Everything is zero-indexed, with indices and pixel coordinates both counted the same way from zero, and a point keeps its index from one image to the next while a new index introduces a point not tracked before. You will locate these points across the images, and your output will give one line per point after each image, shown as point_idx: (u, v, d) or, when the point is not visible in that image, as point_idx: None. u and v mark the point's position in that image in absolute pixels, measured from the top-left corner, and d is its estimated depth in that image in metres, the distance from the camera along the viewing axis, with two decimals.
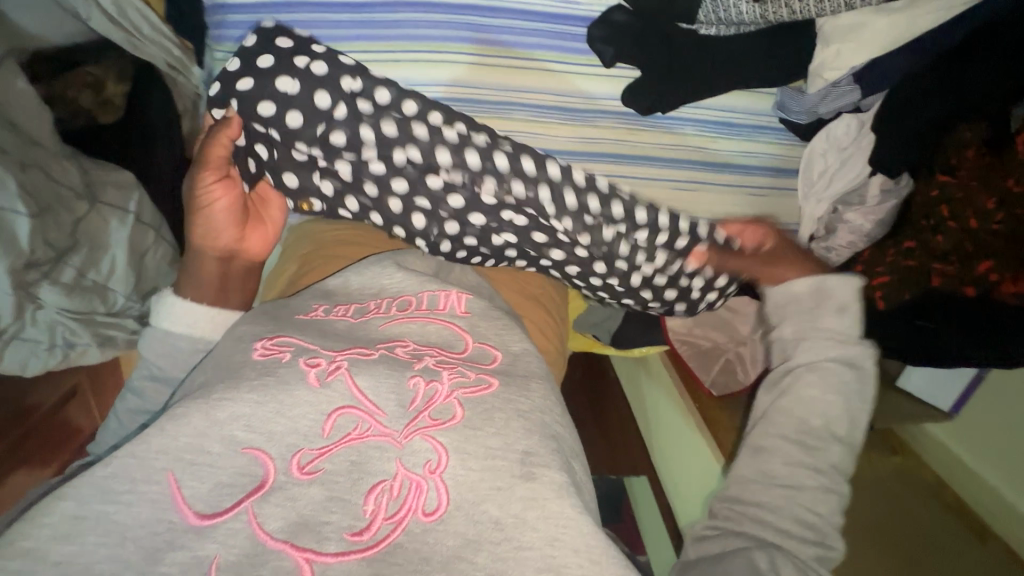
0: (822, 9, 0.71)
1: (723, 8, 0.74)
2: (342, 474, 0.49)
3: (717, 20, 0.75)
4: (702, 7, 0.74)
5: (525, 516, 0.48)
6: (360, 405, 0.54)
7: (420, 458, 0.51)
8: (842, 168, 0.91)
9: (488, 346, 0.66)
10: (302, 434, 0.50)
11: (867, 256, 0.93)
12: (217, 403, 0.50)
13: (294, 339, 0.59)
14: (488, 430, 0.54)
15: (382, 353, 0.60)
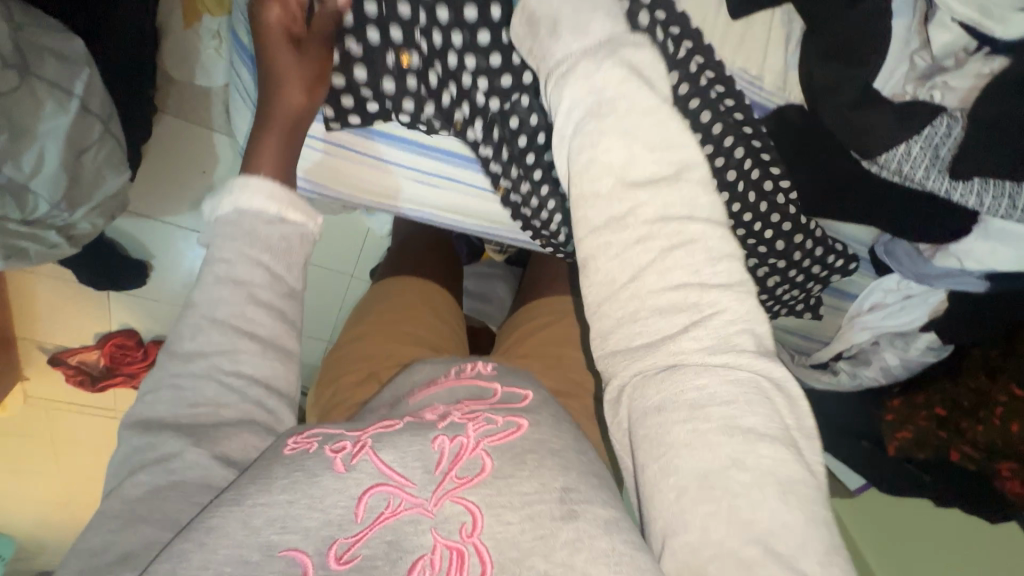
0: (1009, 213, 0.50)
1: (909, 164, 0.49)
2: (382, 557, 0.39)
3: (897, 171, 0.50)
4: (891, 151, 0.49)
5: (574, 563, 0.39)
6: (390, 481, 0.43)
7: (454, 523, 0.41)
8: (897, 310, 0.70)
9: (516, 385, 0.54)
10: (335, 522, 0.40)
11: (899, 406, 0.73)
12: (249, 508, 0.40)
13: (324, 429, 0.48)
14: (521, 474, 0.44)
15: (407, 421, 0.48)
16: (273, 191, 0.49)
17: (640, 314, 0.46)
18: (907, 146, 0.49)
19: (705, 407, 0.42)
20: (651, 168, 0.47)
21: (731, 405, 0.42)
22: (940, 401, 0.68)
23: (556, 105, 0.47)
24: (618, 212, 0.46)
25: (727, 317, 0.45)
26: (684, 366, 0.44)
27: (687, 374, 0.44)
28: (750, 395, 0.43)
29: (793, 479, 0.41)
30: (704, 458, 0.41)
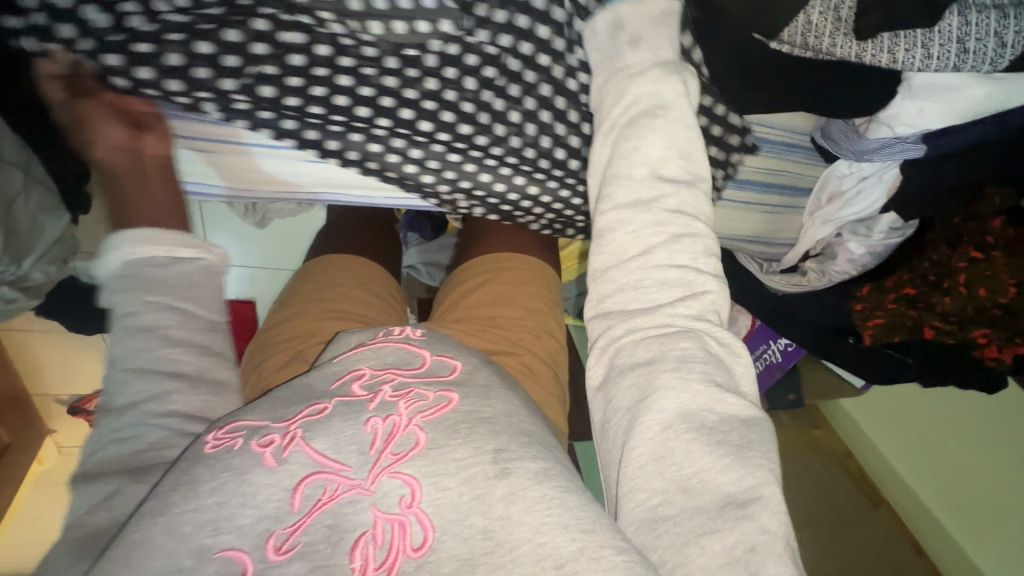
0: (928, 65, 0.50)
1: (814, 32, 0.49)
2: (323, 540, 0.39)
3: (803, 44, 0.50)
4: (789, 25, 0.49)
5: (511, 514, 0.42)
6: (325, 468, 0.42)
7: (392, 496, 0.42)
8: (854, 197, 0.66)
9: (445, 353, 0.55)
10: (271, 515, 0.39)
11: (867, 294, 0.71)
12: (176, 516, 0.37)
13: (250, 421, 0.44)
14: (456, 441, 0.46)
15: (337, 403, 0.47)
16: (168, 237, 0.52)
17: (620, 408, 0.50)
18: (807, 14, 0.48)
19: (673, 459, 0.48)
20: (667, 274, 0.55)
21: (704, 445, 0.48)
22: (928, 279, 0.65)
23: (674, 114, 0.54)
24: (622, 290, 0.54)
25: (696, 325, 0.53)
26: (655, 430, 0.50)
27: (673, 329, 0.51)
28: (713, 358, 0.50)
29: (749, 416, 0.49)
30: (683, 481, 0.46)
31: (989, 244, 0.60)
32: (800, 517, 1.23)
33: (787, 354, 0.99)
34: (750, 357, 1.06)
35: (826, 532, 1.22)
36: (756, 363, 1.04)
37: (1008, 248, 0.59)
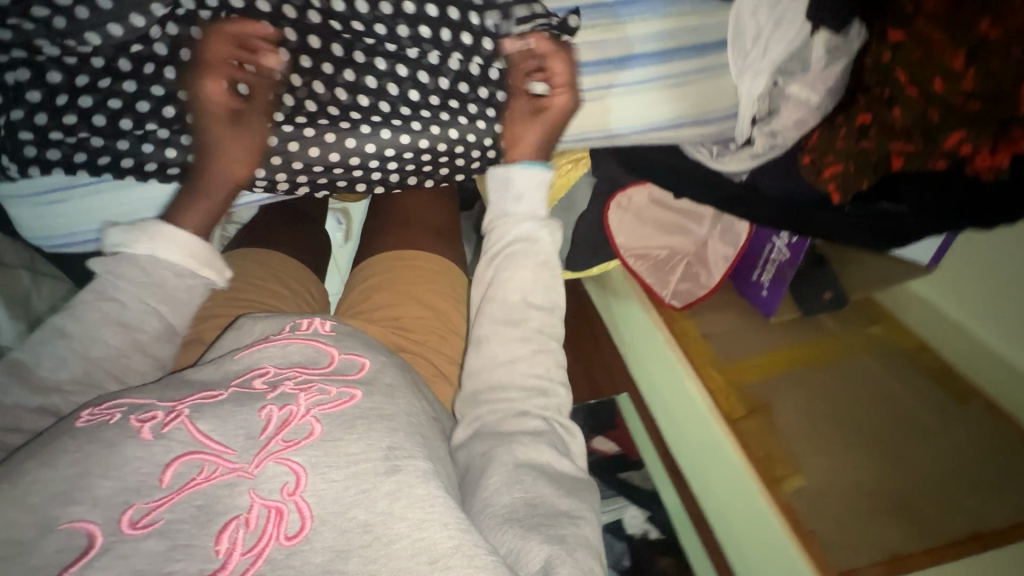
0: None
1: None
2: (189, 520, 0.38)
3: None
4: None
5: (394, 510, 0.41)
6: (206, 449, 0.41)
7: (274, 483, 0.41)
8: (773, 31, 0.71)
9: (355, 352, 0.53)
10: (133, 488, 0.38)
11: (817, 139, 0.77)
12: (30, 486, 0.37)
13: (131, 398, 0.44)
14: (350, 437, 0.44)
15: (232, 392, 0.46)
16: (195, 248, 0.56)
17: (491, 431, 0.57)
18: None
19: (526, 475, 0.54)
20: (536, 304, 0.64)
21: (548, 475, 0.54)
22: (884, 106, 0.70)
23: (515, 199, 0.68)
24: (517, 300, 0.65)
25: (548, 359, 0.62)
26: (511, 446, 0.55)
27: (514, 425, 0.58)
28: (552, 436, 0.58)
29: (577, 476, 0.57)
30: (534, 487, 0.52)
31: (906, 47, 0.65)
32: (838, 440, 0.90)
33: (792, 246, 0.93)
34: (758, 263, 1.01)
35: (882, 446, 0.88)
36: (766, 266, 0.99)
37: (935, 22, 0.62)
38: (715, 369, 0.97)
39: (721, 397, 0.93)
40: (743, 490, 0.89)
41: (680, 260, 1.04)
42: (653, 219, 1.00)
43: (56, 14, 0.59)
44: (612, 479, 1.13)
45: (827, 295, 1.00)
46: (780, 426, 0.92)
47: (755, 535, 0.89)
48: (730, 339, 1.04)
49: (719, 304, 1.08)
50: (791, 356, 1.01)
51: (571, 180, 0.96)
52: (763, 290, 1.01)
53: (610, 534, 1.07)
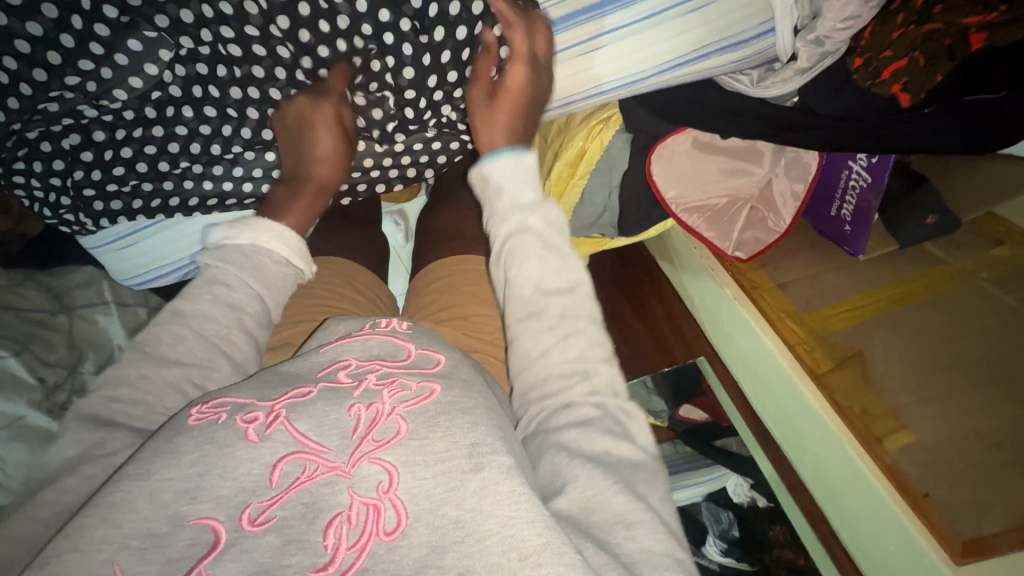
0: None
1: None
2: (298, 517, 0.40)
3: None
4: None
5: (484, 507, 0.41)
6: (305, 449, 0.44)
7: (370, 481, 0.42)
8: None
9: (430, 347, 0.54)
10: (249, 488, 0.41)
11: (870, 36, 0.73)
12: (158, 483, 0.40)
13: (234, 398, 0.47)
14: (435, 435, 0.45)
15: (322, 388, 0.48)
16: (288, 241, 0.66)
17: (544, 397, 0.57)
18: None
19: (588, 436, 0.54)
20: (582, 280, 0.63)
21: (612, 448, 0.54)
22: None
23: (492, 186, 0.68)
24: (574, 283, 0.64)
25: (585, 338, 0.60)
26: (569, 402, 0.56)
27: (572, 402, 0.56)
28: (611, 416, 0.56)
29: (639, 459, 0.55)
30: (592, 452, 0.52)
31: None
32: (947, 383, 0.82)
33: (873, 169, 0.86)
34: (836, 194, 0.95)
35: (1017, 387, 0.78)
36: (845, 197, 0.93)
37: None
38: (794, 320, 0.94)
39: (801, 348, 0.88)
40: (829, 440, 0.82)
41: (743, 206, 1.00)
42: (704, 171, 0.95)
43: (101, 69, 0.67)
44: (711, 449, 1.10)
45: (931, 219, 0.90)
46: (875, 376, 0.85)
47: (843, 492, 0.82)
48: (812, 286, 0.99)
49: (793, 250, 1.05)
50: (891, 296, 0.93)
51: (602, 142, 0.95)
52: (847, 226, 0.96)
53: (715, 503, 1.06)
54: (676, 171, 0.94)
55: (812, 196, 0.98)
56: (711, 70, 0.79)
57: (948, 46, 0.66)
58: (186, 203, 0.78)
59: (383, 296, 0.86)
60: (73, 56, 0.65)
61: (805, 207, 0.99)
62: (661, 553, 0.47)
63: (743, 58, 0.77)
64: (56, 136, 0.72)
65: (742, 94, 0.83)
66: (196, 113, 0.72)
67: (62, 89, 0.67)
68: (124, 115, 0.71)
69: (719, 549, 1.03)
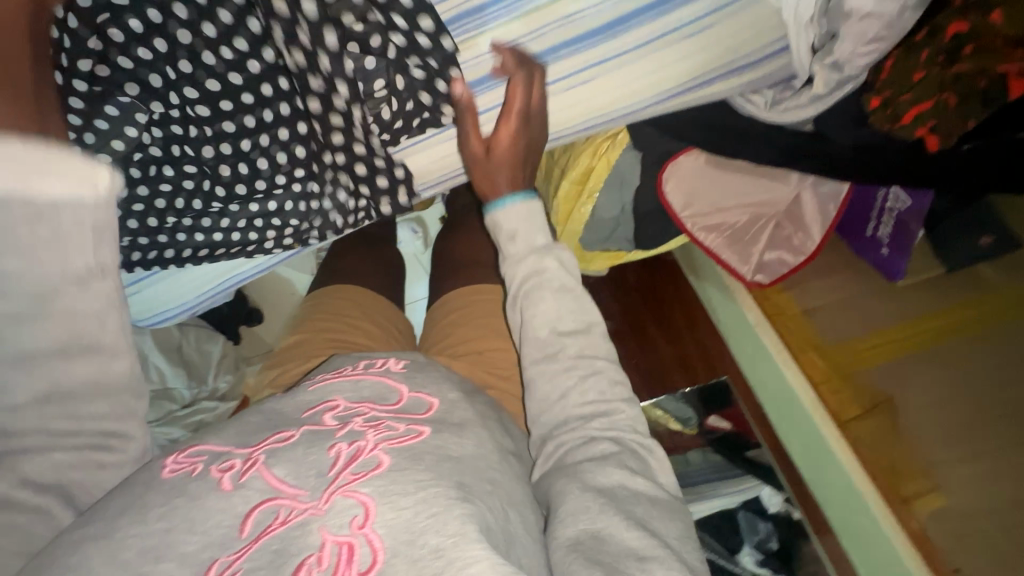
0: None
1: None
2: (265, 565, 0.37)
3: None
4: None
5: (469, 538, 0.38)
6: (282, 494, 0.41)
7: (344, 518, 0.39)
8: None
9: (423, 390, 0.51)
10: (217, 542, 0.39)
11: (890, 70, 0.68)
12: (121, 541, 0.38)
13: (212, 445, 0.46)
14: (419, 466, 0.43)
15: (304, 431, 0.46)
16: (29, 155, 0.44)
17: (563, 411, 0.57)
18: None
19: (605, 462, 0.52)
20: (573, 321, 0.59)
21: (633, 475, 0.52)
22: (981, 9, 0.61)
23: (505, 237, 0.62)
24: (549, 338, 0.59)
25: (605, 377, 0.58)
26: (592, 433, 0.55)
27: (588, 437, 0.55)
28: (630, 451, 0.55)
29: (656, 496, 0.52)
30: (602, 481, 0.51)
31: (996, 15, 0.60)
32: (994, 441, 0.72)
33: (913, 193, 0.79)
34: (872, 215, 0.88)
35: None
36: (882, 219, 0.86)
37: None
38: (817, 355, 0.91)
39: (827, 391, 0.87)
40: (848, 494, 0.83)
41: (766, 224, 0.94)
42: (724, 189, 0.91)
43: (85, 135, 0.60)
44: (742, 459, 1.03)
45: (985, 240, 0.82)
46: (908, 424, 0.80)
47: (862, 543, 0.83)
48: (842, 313, 0.93)
49: (826, 269, 0.99)
50: (936, 327, 0.84)
51: (609, 161, 0.91)
52: (883, 249, 0.89)
53: (752, 512, 0.98)
54: (692, 185, 0.91)
55: (843, 215, 0.91)
56: (717, 94, 0.74)
57: (984, 88, 0.62)
58: (179, 254, 0.74)
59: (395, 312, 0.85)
60: None
61: (836, 226, 0.93)
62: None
63: (753, 81, 0.72)
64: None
65: (756, 115, 0.76)
66: (151, 175, 0.66)
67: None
68: None
69: (755, 560, 0.94)
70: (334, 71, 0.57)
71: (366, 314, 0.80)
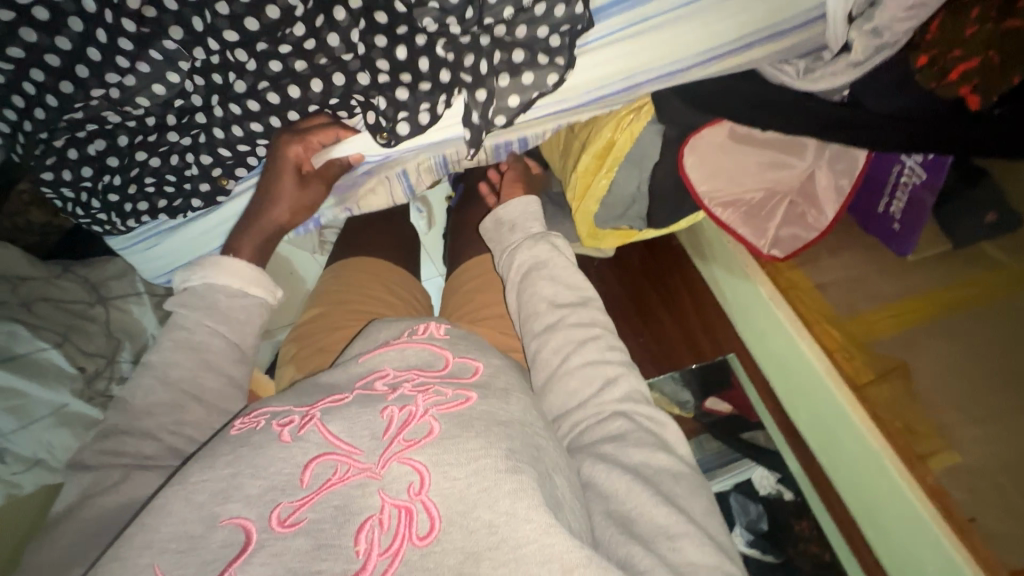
0: None
1: None
2: (328, 520, 0.39)
3: None
4: None
5: (517, 510, 0.39)
6: (337, 450, 0.43)
7: (401, 483, 0.41)
8: None
9: (467, 355, 0.51)
10: (278, 487, 0.40)
11: (938, 27, 0.69)
12: (195, 486, 0.40)
13: (274, 406, 0.47)
14: (468, 434, 0.43)
15: (356, 394, 0.47)
16: None
17: (567, 381, 0.56)
18: None
19: (623, 435, 0.52)
20: (570, 296, 0.61)
21: (653, 448, 0.52)
22: None
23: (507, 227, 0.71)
24: (541, 313, 0.60)
25: (603, 341, 0.58)
26: (606, 413, 0.54)
27: (605, 414, 0.54)
28: (643, 428, 0.53)
29: (679, 471, 0.52)
30: (631, 454, 0.51)
31: None
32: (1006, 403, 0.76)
33: (928, 167, 0.82)
34: (882, 192, 0.90)
35: None
36: (894, 195, 0.88)
37: None
38: (830, 324, 0.91)
39: (838, 355, 0.87)
40: (866, 458, 0.82)
41: (780, 202, 0.97)
42: (744, 163, 0.93)
43: (124, 79, 0.66)
44: (736, 441, 1.06)
45: (990, 217, 0.85)
46: (920, 388, 0.82)
47: (881, 506, 0.82)
48: (856, 287, 0.95)
49: (836, 245, 1.01)
50: (956, 298, 0.87)
51: (633, 133, 0.92)
52: (895, 224, 0.91)
53: (742, 494, 1.01)
54: (711, 161, 0.92)
55: (856, 194, 0.94)
56: (759, 55, 0.74)
57: None
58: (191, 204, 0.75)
59: (408, 280, 0.85)
60: (99, 69, 0.64)
61: (849, 205, 0.95)
62: (711, 565, 0.44)
63: (795, 46, 0.74)
64: (81, 143, 0.71)
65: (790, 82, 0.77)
66: (197, 121, 0.70)
67: (85, 100, 0.67)
68: (145, 122, 0.71)
69: (745, 539, 0.98)
70: (382, 34, 0.64)
71: (382, 287, 0.80)
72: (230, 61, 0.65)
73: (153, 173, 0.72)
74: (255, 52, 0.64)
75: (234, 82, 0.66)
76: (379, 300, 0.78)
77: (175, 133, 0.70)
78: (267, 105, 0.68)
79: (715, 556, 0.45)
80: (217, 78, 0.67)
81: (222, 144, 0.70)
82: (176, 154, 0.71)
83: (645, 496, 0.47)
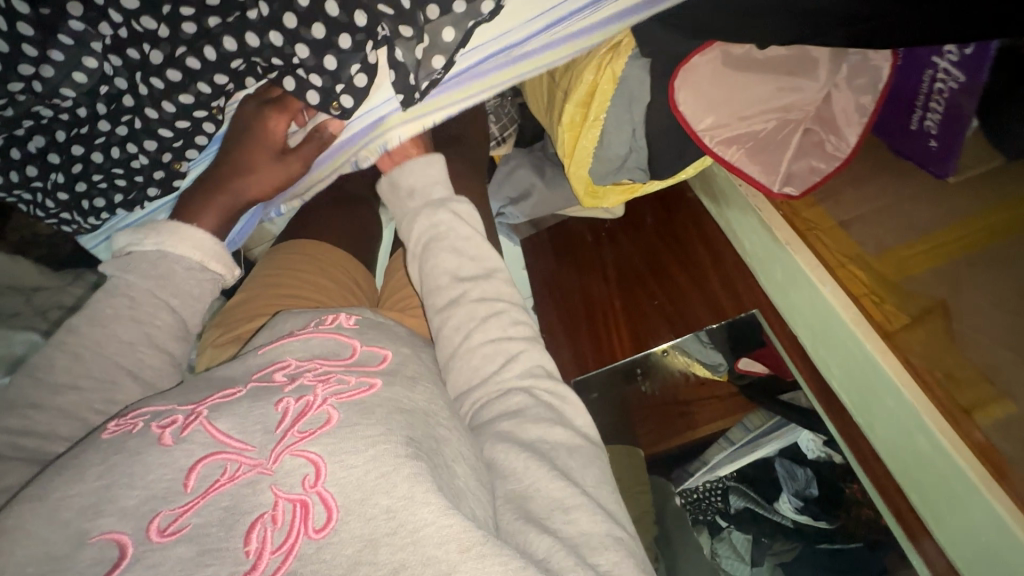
0: None
1: None
2: (218, 523, 0.35)
3: None
4: None
5: (416, 496, 0.35)
6: (228, 448, 0.38)
7: (295, 476, 0.37)
8: None
9: (377, 343, 0.47)
10: (159, 495, 0.36)
11: None
12: (57, 502, 0.36)
13: (154, 406, 0.43)
14: (368, 423, 0.39)
15: (250, 387, 0.43)
16: None
17: (470, 358, 0.55)
18: None
19: (522, 411, 0.51)
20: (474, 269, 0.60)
21: (547, 424, 0.50)
22: None
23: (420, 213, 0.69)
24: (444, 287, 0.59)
25: (508, 316, 0.57)
26: (507, 390, 0.53)
27: (506, 390, 0.53)
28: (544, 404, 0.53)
29: (575, 445, 0.51)
30: (529, 434, 0.49)
31: None
32: None
33: (964, 65, 0.68)
34: (912, 102, 0.77)
35: None
36: (927, 106, 0.74)
37: None
38: (855, 267, 0.81)
39: (863, 301, 0.76)
40: (900, 415, 0.71)
41: (795, 130, 0.84)
42: (737, 89, 0.80)
43: (40, 69, 0.62)
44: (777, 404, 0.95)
45: None
46: (965, 331, 0.70)
47: (916, 469, 0.71)
48: (882, 223, 0.84)
49: (858, 177, 0.88)
50: (1014, 217, 0.72)
51: (614, 74, 0.83)
52: (932, 141, 0.76)
53: (786, 459, 0.93)
54: (699, 89, 0.80)
55: (883, 106, 0.79)
56: None
57: None
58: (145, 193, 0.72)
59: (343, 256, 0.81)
60: (9, 62, 0.61)
61: (874, 122, 0.81)
62: (602, 534, 0.43)
63: None
64: (22, 141, 0.69)
65: None
66: (128, 107, 0.66)
67: (10, 96, 0.63)
68: (78, 114, 0.67)
69: (793, 506, 0.90)
70: None
71: (309, 266, 0.75)
72: (135, 31, 0.61)
73: (100, 166, 0.69)
74: (158, 18, 0.60)
75: (145, 55, 0.62)
76: (305, 279, 0.73)
77: (108, 121, 0.67)
78: (194, 73, 0.62)
79: (607, 523, 0.44)
80: (129, 52, 0.62)
81: (160, 124, 0.66)
82: (116, 144, 0.68)
83: (541, 472, 0.46)
